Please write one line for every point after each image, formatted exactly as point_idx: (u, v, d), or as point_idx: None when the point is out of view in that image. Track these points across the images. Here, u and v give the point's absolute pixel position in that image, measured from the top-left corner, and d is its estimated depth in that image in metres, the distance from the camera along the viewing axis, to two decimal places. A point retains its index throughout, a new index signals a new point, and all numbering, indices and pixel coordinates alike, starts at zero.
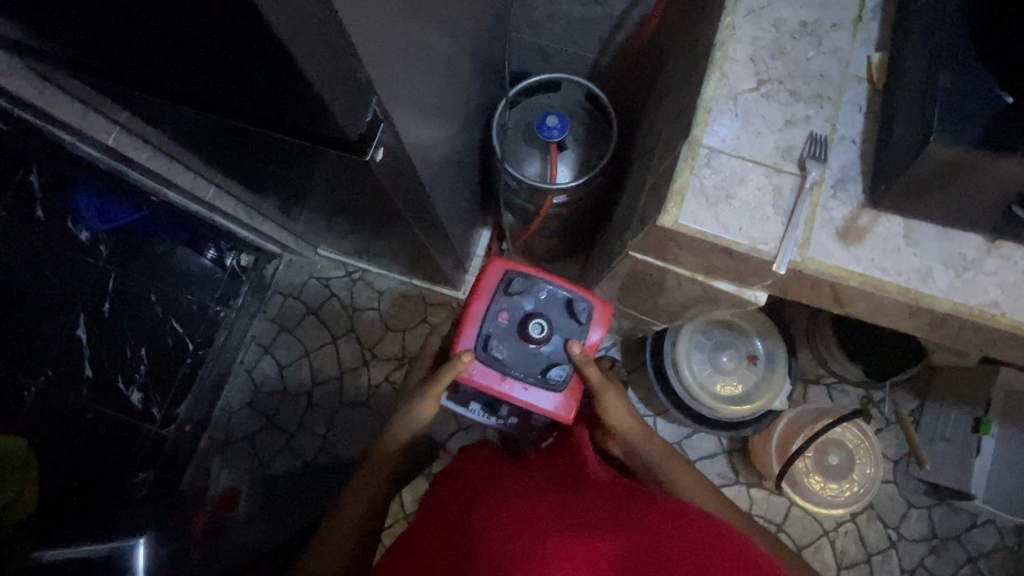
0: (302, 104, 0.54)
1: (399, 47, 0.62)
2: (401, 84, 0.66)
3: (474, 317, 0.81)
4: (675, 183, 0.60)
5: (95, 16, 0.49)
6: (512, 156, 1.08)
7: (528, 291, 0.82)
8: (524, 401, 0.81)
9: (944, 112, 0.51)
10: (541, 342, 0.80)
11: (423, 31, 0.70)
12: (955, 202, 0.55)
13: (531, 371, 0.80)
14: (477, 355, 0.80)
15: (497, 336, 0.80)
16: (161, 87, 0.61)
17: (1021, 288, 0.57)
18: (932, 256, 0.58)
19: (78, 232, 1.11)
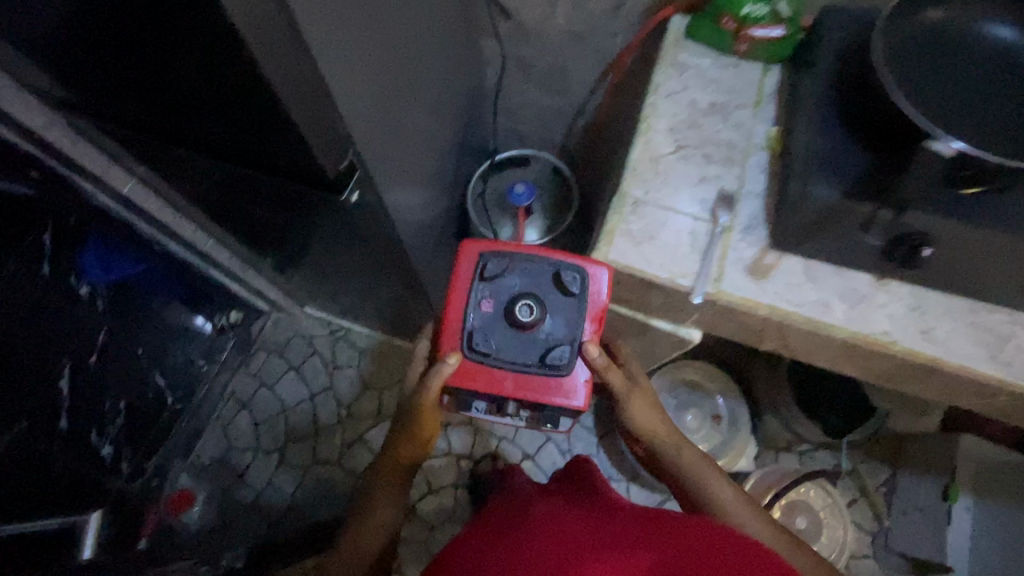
0: (294, 151, 0.66)
1: (381, 114, 0.76)
2: (383, 144, 0.79)
3: (452, 315, 0.70)
4: (606, 226, 0.70)
5: (135, 84, 0.63)
6: (485, 220, 1.20)
7: (508, 270, 0.70)
8: (528, 396, 0.69)
9: (820, 168, 0.62)
10: (531, 325, 0.68)
11: (406, 104, 0.83)
12: (839, 244, 0.65)
13: (529, 360, 0.69)
14: (463, 356, 0.69)
15: (482, 329, 0.69)
16: (181, 138, 0.74)
17: (909, 319, 0.65)
18: (830, 291, 0.67)
19: (80, 287, 1.20)
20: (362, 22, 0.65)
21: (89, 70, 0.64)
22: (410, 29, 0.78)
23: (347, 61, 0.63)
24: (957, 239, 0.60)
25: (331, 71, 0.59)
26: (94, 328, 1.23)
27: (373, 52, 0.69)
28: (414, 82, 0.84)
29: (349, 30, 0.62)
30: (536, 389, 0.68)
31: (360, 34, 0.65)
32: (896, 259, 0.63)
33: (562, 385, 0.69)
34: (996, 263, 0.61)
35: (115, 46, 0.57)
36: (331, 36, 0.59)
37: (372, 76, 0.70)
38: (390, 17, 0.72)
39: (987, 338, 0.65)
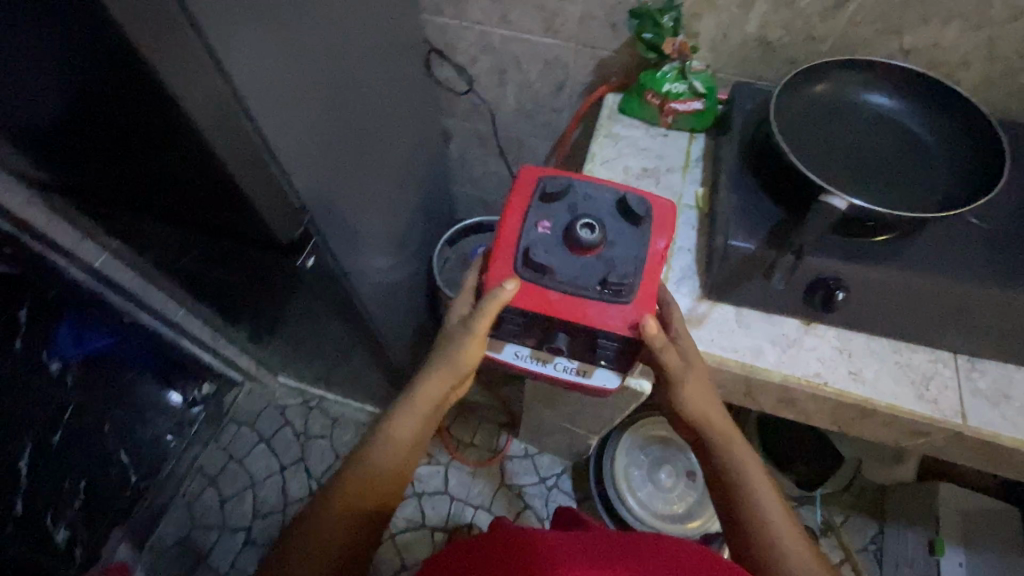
0: (246, 217, 0.70)
1: (343, 187, 0.82)
2: (344, 214, 0.84)
3: (506, 236, 0.68)
4: None
5: (111, 167, 0.70)
6: (452, 285, 1.26)
7: (569, 195, 0.70)
8: (585, 322, 0.65)
9: (735, 222, 0.69)
10: (593, 246, 0.66)
11: (368, 176, 0.90)
12: (763, 293, 0.70)
13: (588, 282, 0.66)
14: (520, 275, 0.66)
15: (540, 247, 0.67)
16: (154, 214, 0.80)
17: (837, 361, 0.69)
18: (761, 337, 0.70)
19: (50, 363, 1.22)
20: (321, 107, 0.73)
21: (71, 156, 0.71)
22: (371, 112, 0.87)
23: (306, 142, 0.71)
24: (864, 283, 0.65)
25: (279, 142, 0.65)
26: (59, 403, 1.23)
27: (333, 134, 0.77)
28: (377, 157, 0.92)
29: (309, 114, 0.70)
30: (596, 313, 0.65)
31: (319, 118, 0.73)
32: (817, 304, 0.68)
33: (621, 310, 0.65)
34: (905, 303, 0.66)
35: (88, 135, 0.64)
36: (287, 121, 0.66)
37: (331, 154, 0.77)
38: (351, 103, 0.80)
39: (912, 376, 0.68)
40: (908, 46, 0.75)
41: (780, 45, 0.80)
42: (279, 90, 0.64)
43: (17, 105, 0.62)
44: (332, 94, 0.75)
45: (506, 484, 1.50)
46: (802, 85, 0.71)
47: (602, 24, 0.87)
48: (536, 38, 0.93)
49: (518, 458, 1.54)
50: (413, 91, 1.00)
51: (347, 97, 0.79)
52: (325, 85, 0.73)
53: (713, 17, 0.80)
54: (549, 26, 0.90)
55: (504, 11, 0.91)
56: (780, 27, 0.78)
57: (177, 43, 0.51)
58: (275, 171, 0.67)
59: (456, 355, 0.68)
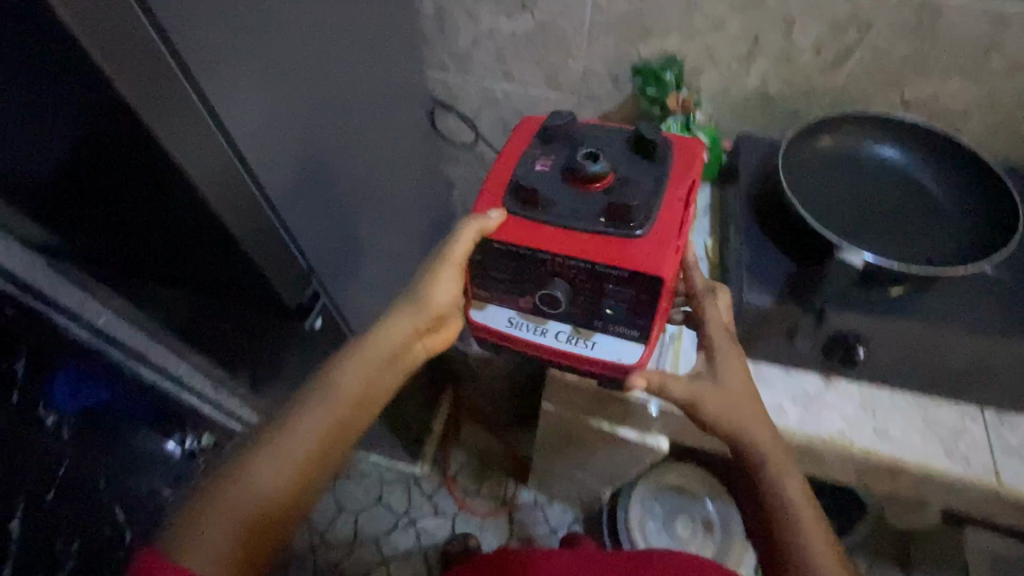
0: (259, 286, 0.70)
1: (340, 234, 0.79)
2: (342, 259, 0.81)
3: (498, 174, 0.68)
4: None
5: (122, 232, 0.70)
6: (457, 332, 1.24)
7: (570, 138, 0.70)
8: (586, 253, 0.61)
9: (746, 274, 0.67)
10: (596, 178, 0.64)
11: (368, 223, 0.88)
12: (780, 347, 0.68)
13: (591, 213, 0.63)
14: (512, 209, 0.64)
15: (538, 181, 0.66)
16: (164, 276, 0.79)
17: (861, 418, 0.67)
18: (781, 394, 0.69)
19: (45, 416, 1.10)
20: (319, 158, 0.71)
21: (84, 225, 0.71)
22: (371, 158, 0.85)
23: (302, 192, 0.68)
24: (885, 339, 0.64)
25: (285, 209, 0.65)
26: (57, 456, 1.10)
27: (331, 183, 0.74)
28: (377, 202, 0.90)
29: (306, 163, 0.68)
30: (599, 246, 0.61)
31: (317, 168, 0.70)
32: (839, 360, 0.66)
33: (627, 242, 0.61)
34: (927, 357, 0.64)
35: (85, 189, 0.62)
36: (284, 172, 0.64)
37: (329, 204, 0.75)
38: (357, 162, 0.80)
39: (939, 433, 0.66)
40: (909, 98, 0.76)
41: (781, 97, 0.81)
42: (276, 144, 0.62)
43: (29, 171, 0.61)
44: (331, 144, 0.73)
45: (515, 536, 1.45)
46: (806, 138, 0.72)
47: (603, 79, 0.87)
48: (538, 93, 0.94)
49: (527, 507, 1.49)
50: (417, 144, 1.01)
51: (345, 146, 0.77)
52: (324, 136, 0.71)
53: (714, 71, 0.81)
54: (552, 82, 0.91)
55: (506, 67, 0.92)
56: (780, 80, 0.79)
57: (186, 110, 0.51)
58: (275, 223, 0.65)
59: (431, 287, 0.65)
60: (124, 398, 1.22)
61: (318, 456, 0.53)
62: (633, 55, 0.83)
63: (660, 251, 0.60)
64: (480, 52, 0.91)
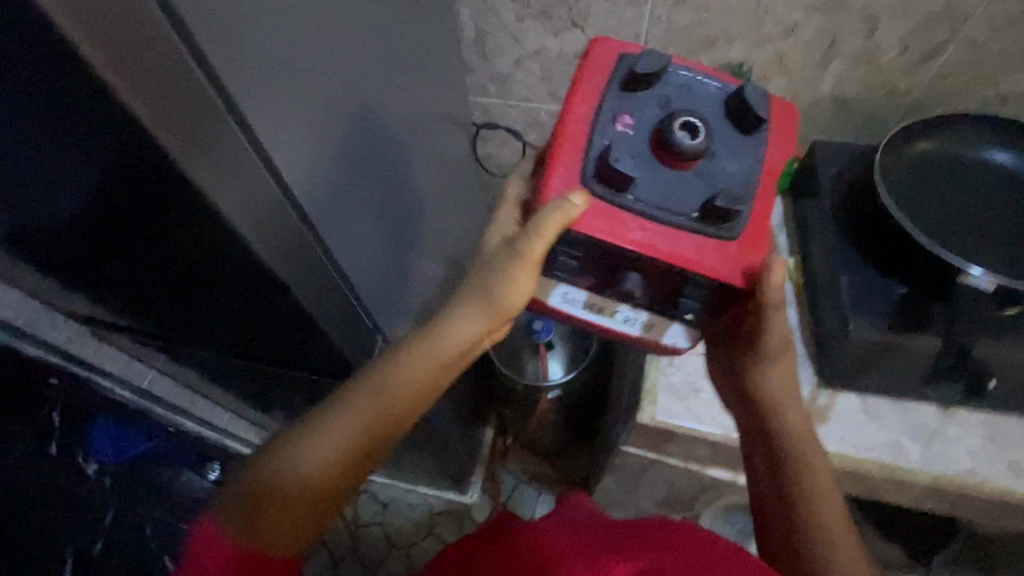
0: (327, 351, 0.64)
1: (378, 256, 0.65)
2: (385, 286, 0.68)
3: (572, 129, 0.51)
4: (645, 385, 0.68)
5: (179, 309, 0.65)
6: (506, 359, 1.18)
7: (658, 83, 0.53)
8: (670, 252, 0.49)
9: (851, 304, 0.62)
10: (689, 153, 0.50)
11: (409, 240, 0.75)
12: (893, 377, 0.62)
13: (682, 204, 0.50)
14: (591, 189, 0.49)
15: (621, 151, 0.50)
16: (223, 344, 0.74)
17: (991, 452, 0.61)
18: (896, 429, 0.63)
19: (87, 466, 1.05)
20: (355, 178, 0.57)
21: (139, 305, 0.67)
22: (406, 167, 0.71)
23: (340, 222, 0.55)
24: (1014, 365, 0.58)
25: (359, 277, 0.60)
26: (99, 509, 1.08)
27: (366, 203, 0.61)
28: (416, 217, 0.77)
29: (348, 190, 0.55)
30: (691, 248, 0.50)
31: (353, 192, 0.57)
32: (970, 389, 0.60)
33: (720, 243, 0.50)
34: None
35: (133, 248, 0.51)
36: (321, 203, 0.51)
37: (367, 228, 0.61)
38: (410, 200, 0.74)
39: None
40: (1005, 92, 0.70)
41: (858, 100, 0.75)
42: (313, 172, 0.48)
43: (84, 260, 0.58)
44: (364, 158, 0.59)
45: None
46: (901, 146, 0.66)
47: None
48: None
49: None
50: (459, 173, 0.95)
51: (380, 159, 0.63)
52: (360, 151, 0.57)
53: (784, 78, 0.75)
54: None
55: (552, 87, 0.86)
56: (857, 83, 0.73)
57: (226, 153, 0.40)
58: (322, 264, 0.54)
59: (501, 284, 0.49)
60: (165, 445, 1.11)
61: (358, 460, 0.45)
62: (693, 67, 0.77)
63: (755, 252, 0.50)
64: (523, 73, 0.85)
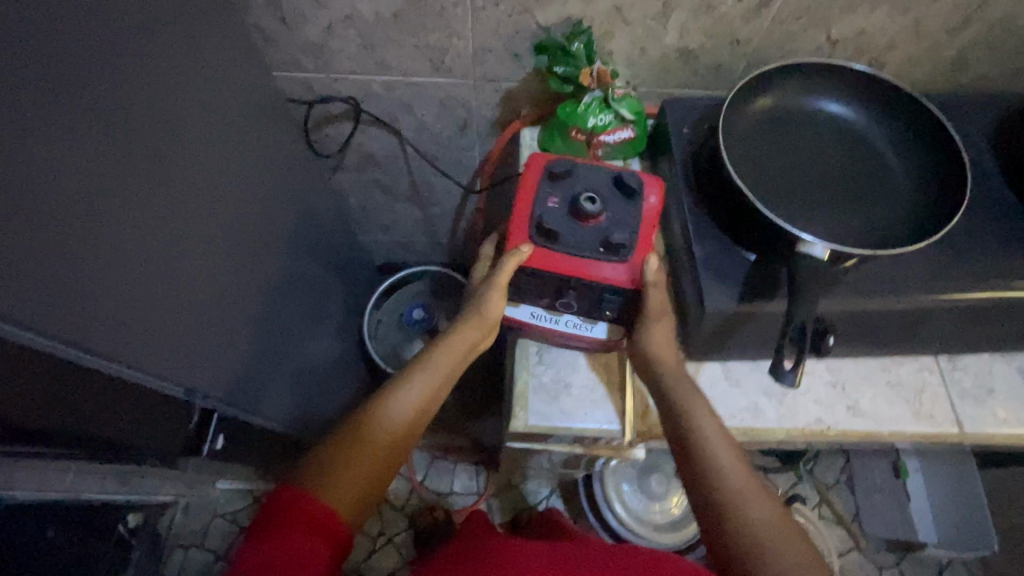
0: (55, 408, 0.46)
1: (155, 321, 0.50)
2: (177, 349, 0.53)
3: (519, 207, 0.61)
4: (516, 390, 0.65)
5: None
6: (390, 352, 1.10)
7: (577, 169, 0.63)
8: (595, 279, 0.59)
9: (705, 278, 0.60)
10: (597, 216, 0.60)
11: (214, 282, 0.60)
12: (749, 342, 0.63)
13: (593, 247, 0.59)
14: (533, 242, 0.59)
15: (549, 215, 0.60)
16: None
17: (834, 398, 0.65)
18: (755, 392, 0.65)
19: None
20: (74, 232, 0.40)
21: None
22: (186, 191, 0.54)
23: (51, 292, 0.38)
24: (851, 318, 0.60)
25: (116, 341, 0.45)
26: None
27: (112, 260, 0.44)
28: (224, 250, 0.62)
29: (68, 233, 0.40)
30: (601, 274, 0.59)
31: (73, 251, 0.40)
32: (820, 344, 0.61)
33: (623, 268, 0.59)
34: (891, 322, 0.62)
35: None
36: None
37: (122, 292, 0.45)
38: (217, 222, 0.60)
39: (905, 394, 0.66)
40: (835, 36, 0.69)
41: (702, 51, 0.71)
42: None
43: None
44: (88, 200, 0.42)
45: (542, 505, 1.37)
46: (740, 107, 0.64)
47: (499, 57, 0.73)
48: (424, 80, 0.77)
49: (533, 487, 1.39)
50: (292, 165, 0.81)
51: (125, 193, 0.45)
52: (76, 193, 0.40)
53: (626, 33, 0.69)
54: (438, 66, 0.75)
55: (377, 54, 0.73)
56: (700, 34, 0.69)
57: None
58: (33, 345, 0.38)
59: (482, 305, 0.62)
60: None
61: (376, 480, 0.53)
62: (529, 25, 0.68)
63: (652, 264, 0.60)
64: (340, 42, 0.72)
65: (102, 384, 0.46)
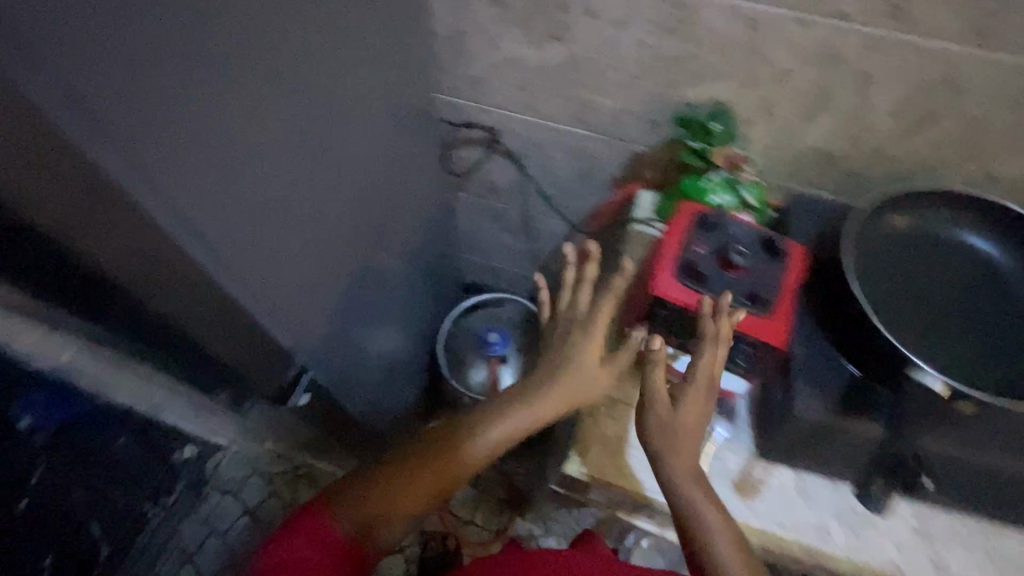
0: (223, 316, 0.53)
1: (291, 282, 0.57)
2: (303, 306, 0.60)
3: (666, 247, 0.61)
4: (577, 434, 0.66)
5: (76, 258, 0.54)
6: (456, 366, 1.14)
7: (729, 220, 0.62)
8: (737, 328, 0.58)
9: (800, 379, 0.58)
10: (744, 270, 0.59)
11: (340, 260, 0.67)
12: (833, 458, 0.60)
13: (739, 297, 0.58)
14: (678, 280, 0.59)
15: (698, 260, 0.60)
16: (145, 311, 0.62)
17: (917, 547, 0.59)
18: (826, 513, 0.61)
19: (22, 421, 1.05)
20: (268, 185, 0.48)
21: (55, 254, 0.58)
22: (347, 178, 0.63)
23: (235, 230, 0.46)
24: (956, 465, 0.55)
25: (267, 281, 0.52)
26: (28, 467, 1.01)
27: (283, 215, 0.52)
28: (356, 235, 0.69)
29: (264, 186, 0.47)
30: (745, 323, 0.57)
31: (261, 199, 0.47)
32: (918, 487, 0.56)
33: (765, 322, 0.58)
34: (1002, 482, 0.56)
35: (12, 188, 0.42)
36: (203, 209, 0.42)
37: (283, 240, 0.52)
38: (360, 210, 0.68)
39: (1003, 568, 0.58)
40: (992, 171, 0.66)
41: (843, 158, 0.71)
42: (192, 165, 0.39)
43: None
44: (286, 165, 0.50)
45: None
46: (873, 218, 0.62)
47: (639, 122, 0.77)
48: (562, 128, 0.83)
49: None
50: (425, 176, 0.89)
51: (308, 163, 0.54)
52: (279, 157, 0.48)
53: (769, 125, 0.71)
54: (579, 118, 0.81)
55: (528, 97, 0.81)
56: (844, 140, 0.69)
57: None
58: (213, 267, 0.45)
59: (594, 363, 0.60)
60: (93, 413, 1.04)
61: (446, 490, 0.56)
62: (676, 101, 0.72)
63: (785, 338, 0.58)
64: (499, 81, 0.80)
65: (241, 317, 0.54)
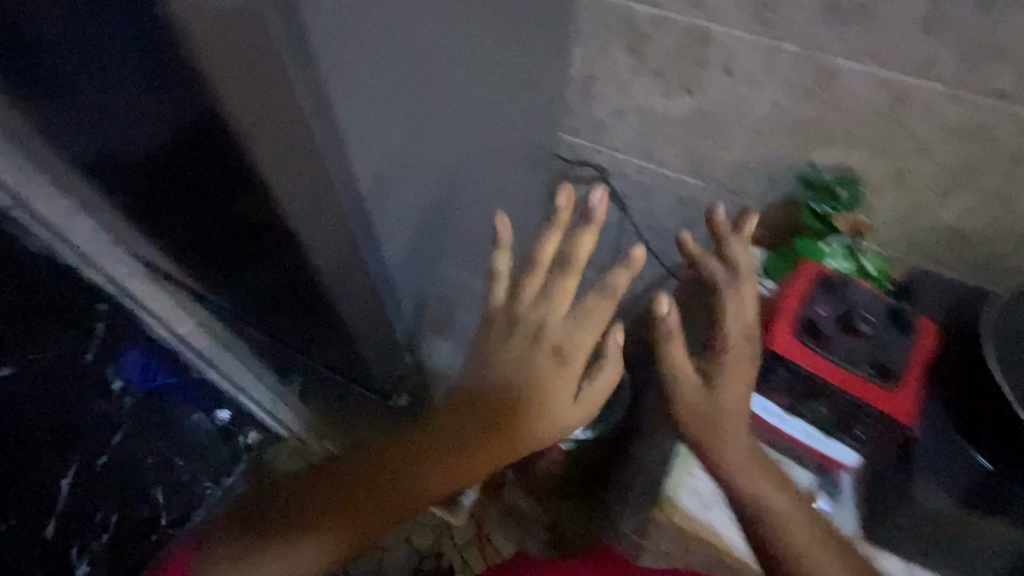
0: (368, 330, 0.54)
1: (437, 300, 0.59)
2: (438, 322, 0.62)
3: (785, 302, 0.60)
4: (670, 478, 0.65)
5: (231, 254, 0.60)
6: None
7: (852, 285, 0.61)
8: (859, 397, 0.55)
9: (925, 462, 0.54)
10: (867, 337, 0.58)
11: None
12: (952, 553, 0.56)
13: (862, 365, 0.56)
14: (797, 338, 0.58)
15: (819, 320, 0.58)
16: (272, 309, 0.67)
17: None
18: None
19: (114, 380, 1.06)
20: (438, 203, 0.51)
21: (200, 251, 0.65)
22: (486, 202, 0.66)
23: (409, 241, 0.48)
24: None
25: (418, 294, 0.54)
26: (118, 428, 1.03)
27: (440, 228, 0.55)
28: None
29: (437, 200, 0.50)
30: (868, 392, 0.55)
31: (431, 215, 0.50)
32: None
33: (890, 394, 0.55)
34: None
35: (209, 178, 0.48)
36: (391, 218, 0.44)
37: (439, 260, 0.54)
38: None
39: None
40: None
41: (977, 237, 0.68)
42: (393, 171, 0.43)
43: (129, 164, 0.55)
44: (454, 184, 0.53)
45: None
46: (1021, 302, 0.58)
47: (757, 178, 0.78)
48: (674, 174, 0.85)
49: None
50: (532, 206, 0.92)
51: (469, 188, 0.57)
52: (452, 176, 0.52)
53: (898, 196, 0.69)
54: (694, 168, 0.82)
55: (647, 143, 0.83)
56: (981, 219, 0.67)
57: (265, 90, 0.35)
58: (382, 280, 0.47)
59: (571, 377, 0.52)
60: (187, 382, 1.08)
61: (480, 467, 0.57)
62: (801, 162, 0.73)
63: (913, 414, 0.55)
64: (621, 126, 0.83)
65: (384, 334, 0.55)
